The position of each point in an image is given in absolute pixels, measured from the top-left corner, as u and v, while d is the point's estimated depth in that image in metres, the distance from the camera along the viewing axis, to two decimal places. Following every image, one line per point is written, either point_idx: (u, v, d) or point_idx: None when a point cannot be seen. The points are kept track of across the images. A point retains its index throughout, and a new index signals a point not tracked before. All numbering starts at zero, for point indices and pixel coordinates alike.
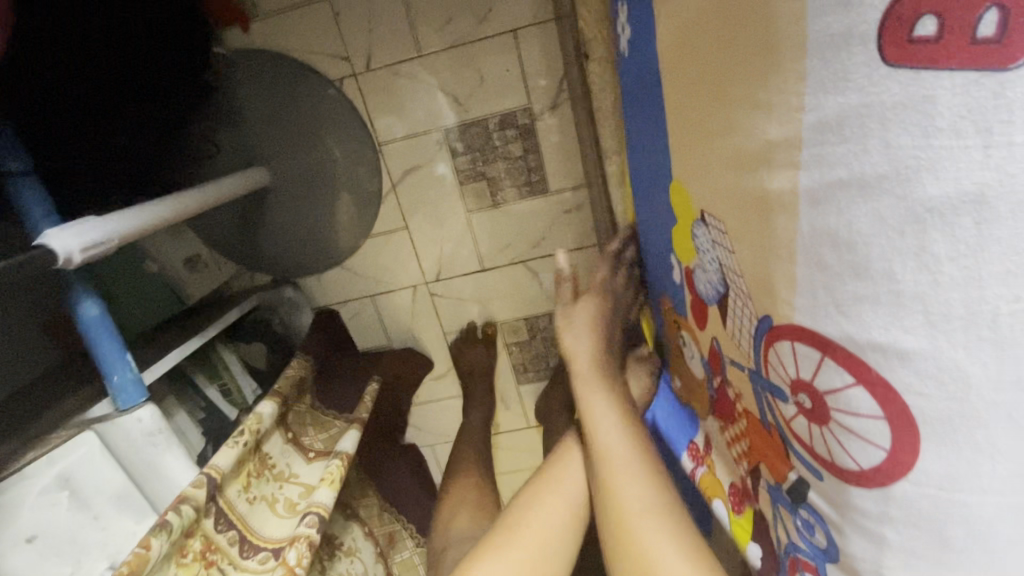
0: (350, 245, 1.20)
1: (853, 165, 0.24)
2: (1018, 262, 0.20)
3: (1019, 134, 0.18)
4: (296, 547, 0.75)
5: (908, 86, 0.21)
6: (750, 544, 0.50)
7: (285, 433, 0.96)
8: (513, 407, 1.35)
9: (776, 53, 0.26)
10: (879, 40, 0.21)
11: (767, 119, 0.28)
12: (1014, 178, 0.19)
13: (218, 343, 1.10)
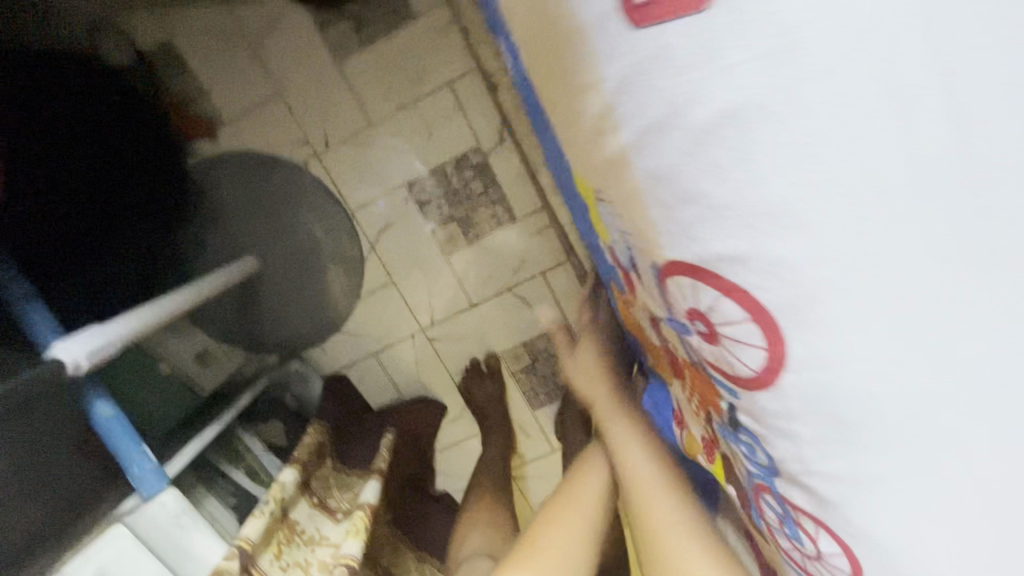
0: (346, 310, 1.26)
1: (649, 114, 0.29)
2: (775, 153, 0.25)
3: (730, 55, 0.24)
4: None
5: (655, 42, 0.27)
6: (728, 487, 0.52)
7: (310, 499, 0.98)
8: (534, 433, 1.36)
9: (574, 46, 0.33)
10: (620, 9, 0.29)
11: (588, 98, 0.34)
12: (744, 89, 0.25)
13: (236, 426, 1.14)
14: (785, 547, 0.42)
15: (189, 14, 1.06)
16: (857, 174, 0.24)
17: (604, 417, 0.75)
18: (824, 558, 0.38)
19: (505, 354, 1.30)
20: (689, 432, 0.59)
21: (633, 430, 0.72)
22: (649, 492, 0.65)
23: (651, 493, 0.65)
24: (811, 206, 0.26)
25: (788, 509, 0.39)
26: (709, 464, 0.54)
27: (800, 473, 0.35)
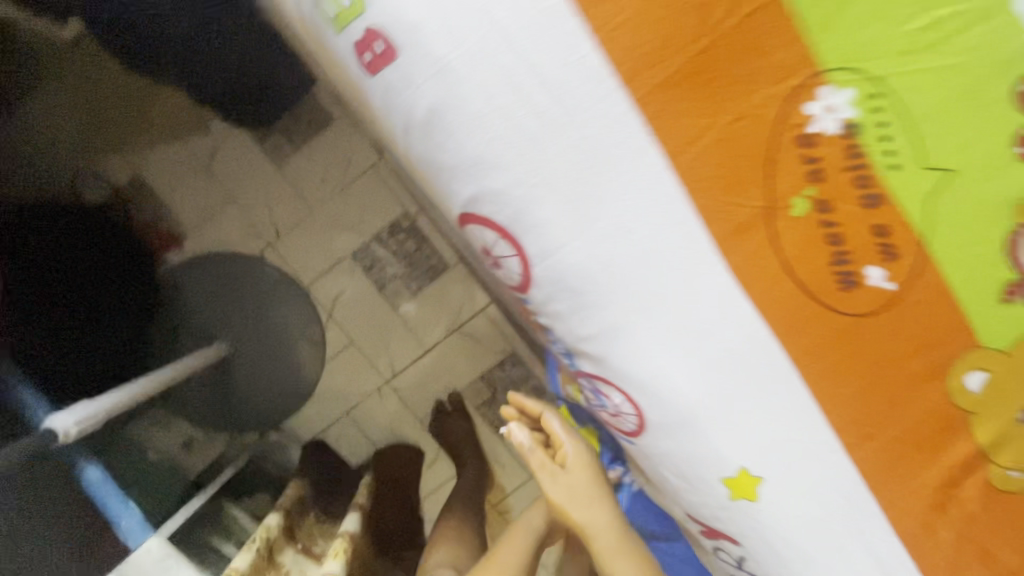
0: (315, 375, 1.38)
1: (392, 128, 0.47)
2: (453, 126, 0.43)
3: (409, 83, 0.43)
4: None
5: (373, 87, 0.45)
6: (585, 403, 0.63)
7: (295, 545, 1.06)
8: (508, 462, 1.45)
9: (356, 104, 0.52)
10: (360, 69, 0.45)
11: (377, 132, 0.52)
12: (423, 98, 0.43)
13: (225, 501, 1.18)
14: (606, 421, 0.54)
15: (157, 150, 1.27)
16: (492, 126, 0.43)
17: (586, 524, 0.65)
18: (621, 411, 0.51)
19: (466, 391, 1.42)
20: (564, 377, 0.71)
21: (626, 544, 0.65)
22: None
23: None
24: (485, 149, 0.43)
25: (593, 384, 0.52)
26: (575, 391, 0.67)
27: (576, 343, 0.50)
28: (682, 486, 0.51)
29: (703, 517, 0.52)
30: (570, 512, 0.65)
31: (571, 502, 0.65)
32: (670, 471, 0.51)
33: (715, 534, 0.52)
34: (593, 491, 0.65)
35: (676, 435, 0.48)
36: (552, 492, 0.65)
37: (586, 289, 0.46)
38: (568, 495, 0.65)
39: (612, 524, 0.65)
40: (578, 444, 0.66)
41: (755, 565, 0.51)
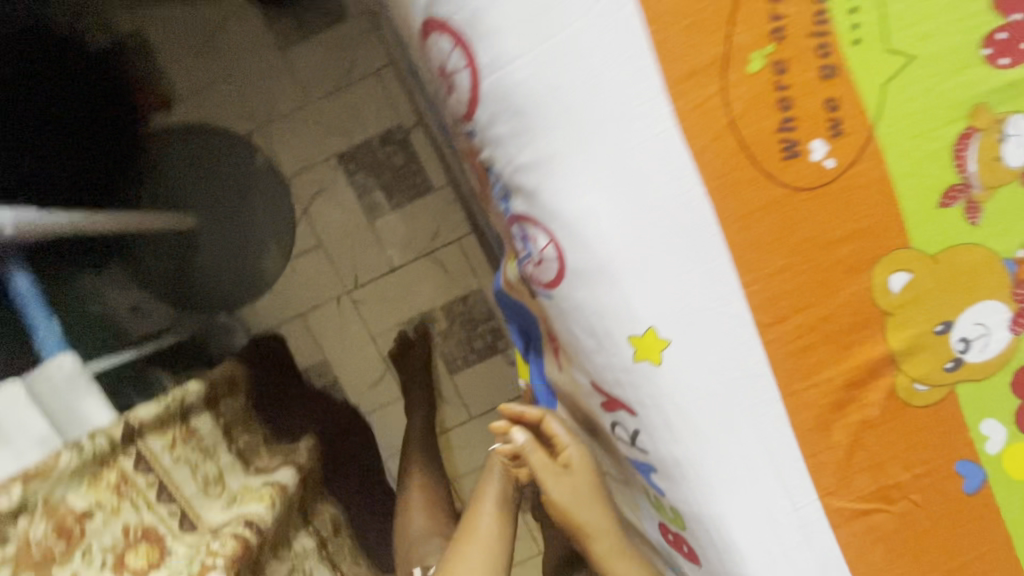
0: (275, 273, 1.37)
1: None
2: None
3: None
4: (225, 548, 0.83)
5: None
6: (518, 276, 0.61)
7: (217, 419, 1.05)
8: (452, 399, 1.43)
9: None
10: None
11: None
12: None
13: (156, 366, 1.18)
14: (530, 270, 0.53)
15: (163, 8, 1.25)
16: None
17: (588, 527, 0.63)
18: (543, 252, 0.50)
19: (424, 318, 1.41)
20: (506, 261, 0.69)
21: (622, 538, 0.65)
22: None
23: None
24: None
25: (524, 228, 0.51)
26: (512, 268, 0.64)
27: (513, 173, 0.49)
28: (590, 344, 0.50)
29: (605, 384, 0.51)
30: (573, 514, 0.62)
31: (574, 504, 0.63)
32: (580, 326, 0.50)
33: (615, 404, 0.52)
34: (596, 494, 0.63)
35: (592, 282, 0.47)
36: (557, 496, 0.62)
37: (531, 108, 0.45)
38: (571, 496, 0.63)
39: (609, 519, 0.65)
40: (583, 445, 0.63)
41: (646, 438, 0.50)
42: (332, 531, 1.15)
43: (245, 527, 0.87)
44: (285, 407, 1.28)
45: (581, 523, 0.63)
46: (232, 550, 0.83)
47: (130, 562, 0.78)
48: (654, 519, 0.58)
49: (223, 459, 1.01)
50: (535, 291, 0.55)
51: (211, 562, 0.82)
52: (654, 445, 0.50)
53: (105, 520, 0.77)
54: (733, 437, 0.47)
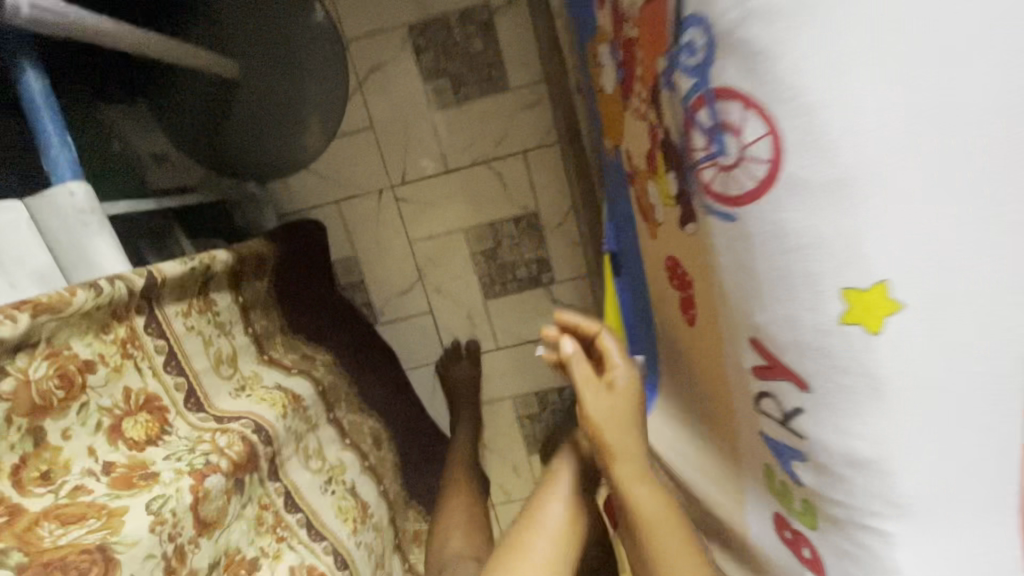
0: (315, 147, 1.23)
1: None
2: None
3: None
4: (227, 435, 0.75)
5: None
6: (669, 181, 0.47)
7: (235, 296, 0.94)
8: (481, 327, 1.34)
9: None
10: None
11: None
12: None
13: (178, 226, 1.13)
14: (706, 178, 0.39)
15: None
16: None
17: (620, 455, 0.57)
18: (744, 156, 0.35)
19: (468, 232, 1.27)
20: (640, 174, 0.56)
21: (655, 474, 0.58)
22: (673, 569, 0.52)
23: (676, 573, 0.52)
24: None
25: (717, 112, 0.36)
26: (655, 177, 0.51)
27: (732, 25, 0.33)
28: (777, 289, 0.37)
29: (774, 343, 0.39)
30: (603, 429, 0.58)
31: (607, 422, 0.58)
32: (766, 260, 0.37)
33: (779, 373, 0.39)
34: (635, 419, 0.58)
35: (812, 199, 0.33)
36: (593, 407, 0.58)
37: None
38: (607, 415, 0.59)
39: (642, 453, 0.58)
40: (630, 369, 0.61)
41: (812, 422, 0.38)
42: (375, 445, 1.10)
43: (254, 432, 0.77)
44: (312, 300, 1.17)
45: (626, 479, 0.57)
46: (239, 456, 0.72)
47: (126, 434, 0.67)
48: (769, 508, 0.49)
49: (236, 341, 0.92)
50: (702, 204, 0.41)
51: (216, 459, 0.70)
52: (818, 430, 0.38)
53: (106, 378, 0.66)
54: (949, 447, 0.34)
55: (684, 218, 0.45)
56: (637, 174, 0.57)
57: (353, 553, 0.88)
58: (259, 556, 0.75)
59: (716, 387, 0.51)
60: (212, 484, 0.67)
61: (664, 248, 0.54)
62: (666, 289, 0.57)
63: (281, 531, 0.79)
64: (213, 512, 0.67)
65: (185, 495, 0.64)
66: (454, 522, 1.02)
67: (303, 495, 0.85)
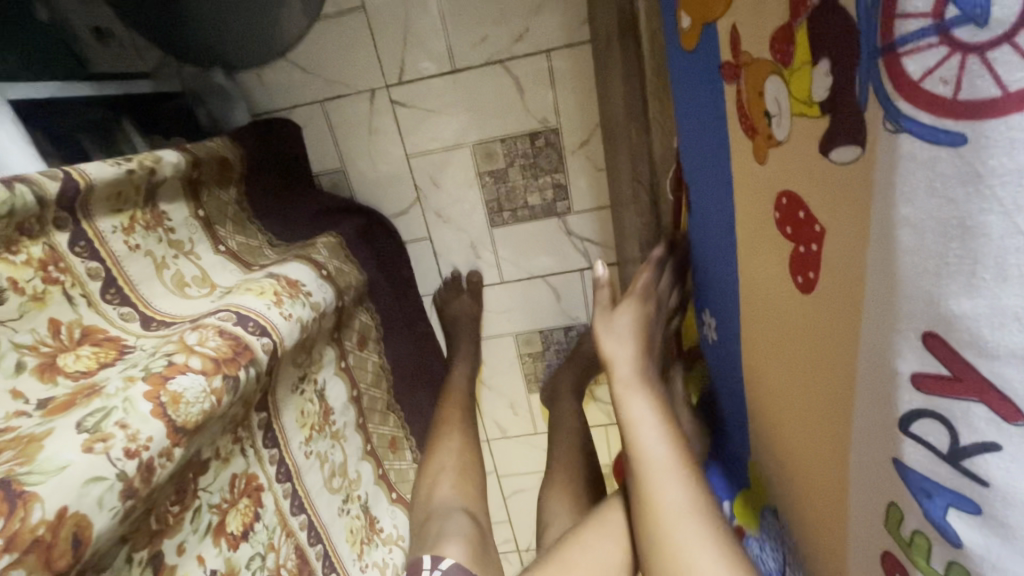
0: (297, 32, 1.01)
1: None
2: None
3: None
4: (198, 332, 0.55)
5: None
6: (814, 84, 0.32)
7: (196, 210, 0.82)
8: (485, 257, 1.19)
9: None
10: None
11: None
12: None
13: (127, 120, 0.94)
14: (914, 76, 0.23)
15: None
16: None
17: (621, 383, 0.63)
18: (1023, 28, 0.19)
19: (477, 147, 1.08)
20: (750, 71, 0.40)
21: (642, 380, 0.63)
22: (655, 478, 0.57)
23: (656, 481, 0.56)
24: None
25: None
26: (787, 78, 0.35)
27: None
28: (1023, 263, 0.21)
29: (978, 348, 0.24)
30: (600, 342, 0.66)
31: (605, 336, 0.67)
32: (1012, 214, 0.21)
33: (973, 391, 0.25)
34: (639, 342, 0.66)
35: None
36: (599, 325, 0.68)
37: None
38: (605, 327, 0.68)
39: (636, 359, 0.64)
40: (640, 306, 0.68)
41: (1009, 465, 0.25)
42: (358, 344, 0.98)
43: (233, 324, 0.59)
44: (308, 213, 1.02)
45: (646, 481, 0.57)
46: (220, 352, 0.55)
47: (67, 370, 0.54)
48: (873, 543, 0.37)
49: (202, 259, 0.80)
50: (894, 123, 0.25)
51: (183, 358, 0.51)
52: (1019, 480, 0.25)
53: (24, 309, 0.53)
54: None
55: (833, 142, 0.30)
56: (746, 66, 0.40)
57: (297, 459, 0.74)
58: (211, 456, 0.60)
59: (820, 369, 0.39)
60: (183, 387, 0.49)
61: (774, 182, 0.40)
62: (773, 232, 0.42)
63: (240, 431, 0.65)
64: (190, 421, 0.49)
65: (139, 404, 0.45)
66: (445, 465, 0.95)
67: (274, 393, 0.71)
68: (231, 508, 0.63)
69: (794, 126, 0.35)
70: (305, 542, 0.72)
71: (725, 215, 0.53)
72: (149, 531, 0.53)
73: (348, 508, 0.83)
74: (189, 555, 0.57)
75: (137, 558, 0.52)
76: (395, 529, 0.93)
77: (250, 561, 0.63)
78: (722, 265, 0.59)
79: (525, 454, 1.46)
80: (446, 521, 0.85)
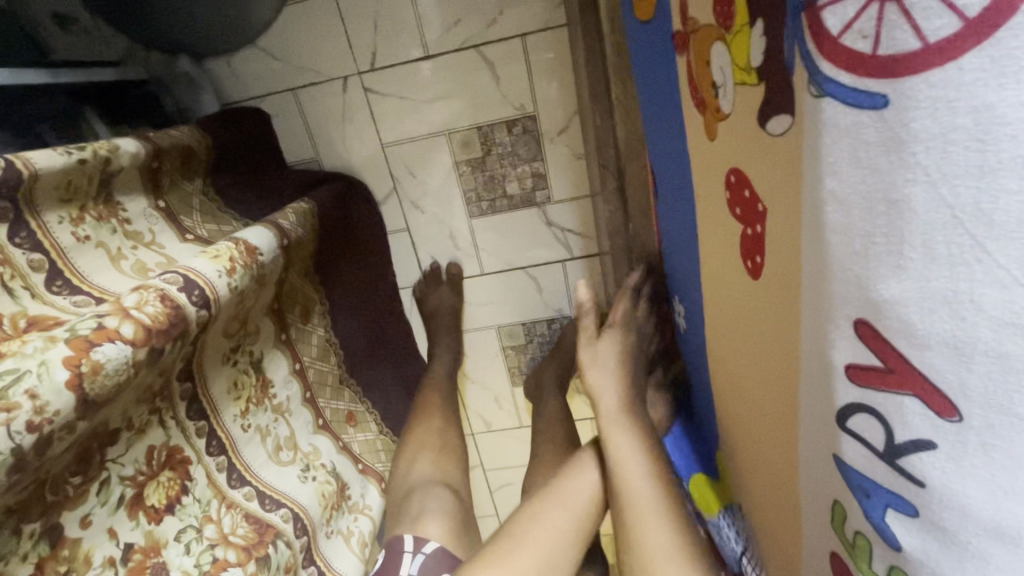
0: (267, 17, 0.98)
1: None
2: None
3: None
4: (140, 294, 0.54)
5: None
6: (751, 50, 0.29)
7: (155, 201, 0.80)
8: (464, 248, 1.17)
9: None
10: None
11: None
12: None
13: (88, 108, 0.91)
14: (834, 31, 0.20)
15: None
16: None
17: (600, 387, 0.63)
18: None
19: (454, 136, 1.05)
20: (698, 39, 0.36)
21: (622, 383, 0.63)
22: (630, 481, 0.56)
23: (630, 483, 0.56)
24: None
25: None
26: (727, 44, 0.32)
27: None
28: (951, 239, 0.19)
29: (908, 337, 0.22)
30: (584, 347, 0.67)
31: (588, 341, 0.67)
32: (937, 183, 0.19)
33: (906, 384, 0.23)
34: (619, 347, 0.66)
35: None
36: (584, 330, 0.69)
37: None
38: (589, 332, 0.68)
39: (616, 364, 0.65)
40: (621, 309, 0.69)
41: (944, 466, 0.23)
42: (300, 317, 0.93)
43: (179, 289, 0.58)
44: (262, 187, 1.00)
45: (622, 484, 0.57)
46: (156, 320, 0.53)
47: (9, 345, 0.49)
48: (823, 544, 0.35)
49: (166, 248, 0.78)
50: (819, 87, 0.22)
51: (115, 323, 0.50)
52: (954, 482, 0.22)
53: None
54: None
55: (770, 112, 0.28)
56: (693, 34, 0.37)
57: (232, 434, 0.72)
58: (121, 427, 0.58)
59: (767, 363, 0.37)
60: (105, 357, 0.48)
61: (724, 158, 0.37)
62: (725, 216, 0.39)
63: (159, 401, 0.63)
64: (103, 392, 0.48)
65: (56, 371, 0.45)
66: (426, 444, 0.93)
67: (200, 361, 0.68)
68: (149, 480, 0.61)
69: (738, 101, 0.33)
70: (258, 510, 0.72)
71: (686, 201, 0.50)
72: (42, 503, 0.51)
73: (312, 475, 0.84)
74: (98, 528, 0.55)
75: (29, 530, 0.50)
76: (363, 498, 0.95)
77: (180, 533, 0.62)
78: (686, 253, 0.56)
79: (511, 446, 1.44)
80: (427, 498, 0.84)
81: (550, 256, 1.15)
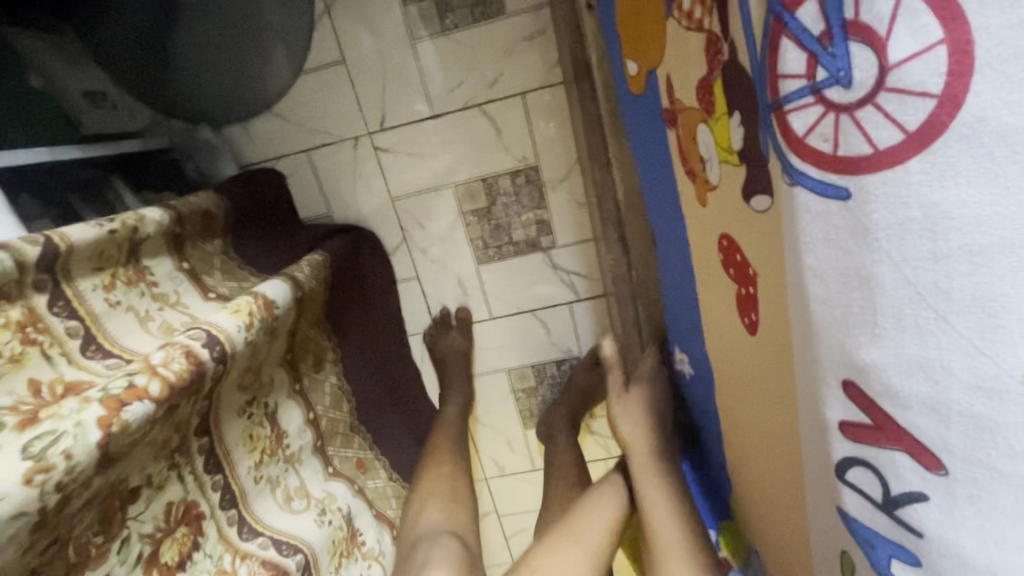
0: (281, 87, 1.04)
1: None
2: None
3: None
4: (166, 352, 0.57)
5: None
6: (732, 133, 0.32)
7: (179, 262, 0.84)
8: (473, 293, 1.20)
9: None
10: None
11: None
12: None
13: (116, 178, 0.95)
14: (800, 132, 0.23)
15: None
16: None
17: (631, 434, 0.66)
18: (881, 90, 0.20)
19: (460, 187, 1.10)
20: (684, 117, 0.40)
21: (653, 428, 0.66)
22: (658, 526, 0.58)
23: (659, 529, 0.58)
24: None
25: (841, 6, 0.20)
26: (711, 127, 0.35)
27: None
28: (918, 313, 0.22)
29: (891, 398, 0.24)
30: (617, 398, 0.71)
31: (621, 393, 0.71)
32: (900, 264, 0.21)
33: (896, 441, 0.25)
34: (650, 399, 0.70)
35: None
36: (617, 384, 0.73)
37: None
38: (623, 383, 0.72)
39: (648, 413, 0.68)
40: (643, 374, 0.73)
41: (938, 517, 0.24)
42: (312, 365, 0.95)
43: (203, 345, 0.60)
44: (279, 241, 1.05)
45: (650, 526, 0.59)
46: (180, 377, 0.56)
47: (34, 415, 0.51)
48: None
49: (190, 308, 0.81)
50: (791, 176, 0.25)
51: (143, 381, 0.53)
52: (947, 530, 0.24)
53: (1, 370, 0.53)
54: None
55: (753, 190, 0.31)
56: (680, 112, 0.41)
57: (244, 483, 0.73)
58: (141, 484, 0.60)
59: (767, 411, 0.39)
60: (134, 414, 0.50)
61: (716, 223, 0.40)
62: (721, 274, 0.42)
63: (177, 457, 0.65)
64: (122, 446, 0.51)
65: (90, 431, 0.47)
66: (435, 491, 0.94)
67: (217, 418, 0.71)
68: (165, 537, 0.62)
69: (724, 175, 0.36)
70: (276, 555, 0.73)
71: (684, 254, 0.53)
72: (66, 562, 0.51)
73: (328, 519, 0.85)
74: None
75: None
76: (377, 544, 0.95)
77: None
78: (685, 300, 0.59)
79: (523, 490, 1.43)
80: (432, 548, 0.82)
81: (556, 298, 1.18)
